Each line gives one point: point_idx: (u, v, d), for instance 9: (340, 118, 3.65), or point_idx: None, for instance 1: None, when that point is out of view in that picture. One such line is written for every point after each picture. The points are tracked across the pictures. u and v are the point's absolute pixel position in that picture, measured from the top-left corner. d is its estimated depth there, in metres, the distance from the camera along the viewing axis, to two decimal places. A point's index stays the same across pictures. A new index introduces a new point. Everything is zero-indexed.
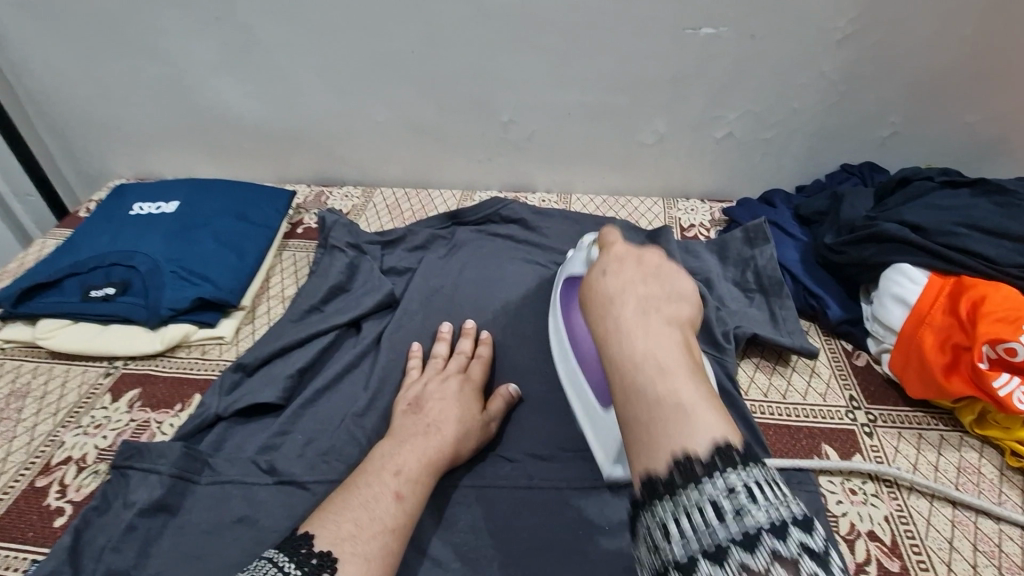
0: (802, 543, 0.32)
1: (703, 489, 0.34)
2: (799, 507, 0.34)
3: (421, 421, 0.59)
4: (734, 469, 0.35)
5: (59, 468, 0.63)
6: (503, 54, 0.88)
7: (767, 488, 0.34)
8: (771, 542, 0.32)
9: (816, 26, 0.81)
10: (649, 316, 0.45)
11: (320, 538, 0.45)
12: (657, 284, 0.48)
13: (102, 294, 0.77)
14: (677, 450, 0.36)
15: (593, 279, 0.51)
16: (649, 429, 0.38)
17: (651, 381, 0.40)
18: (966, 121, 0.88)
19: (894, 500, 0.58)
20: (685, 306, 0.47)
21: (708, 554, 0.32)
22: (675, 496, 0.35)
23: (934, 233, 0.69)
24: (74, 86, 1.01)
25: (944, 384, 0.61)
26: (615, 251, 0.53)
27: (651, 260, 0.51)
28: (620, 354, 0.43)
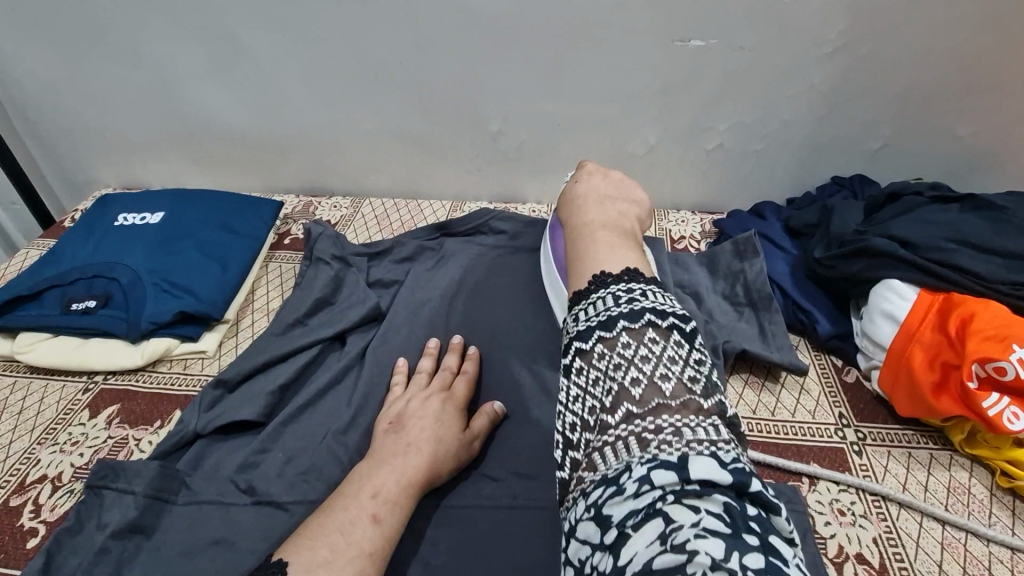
0: (672, 322, 0.44)
1: (609, 290, 0.48)
2: (678, 307, 0.47)
3: (402, 441, 0.58)
4: (636, 281, 0.48)
5: (34, 487, 0.61)
6: (492, 64, 0.88)
7: (657, 292, 0.47)
8: (650, 317, 0.44)
9: (805, 38, 0.81)
10: (604, 207, 0.63)
11: (294, 565, 0.44)
12: (617, 191, 0.66)
13: (82, 307, 0.76)
14: (597, 272, 0.52)
15: (569, 189, 0.68)
16: (585, 264, 0.54)
17: (596, 236, 0.58)
18: (957, 134, 0.88)
19: (883, 521, 0.57)
20: (637, 207, 0.66)
21: (603, 324, 0.45)
22: (591, 296, 0.48)
23: (923, 249, 0.69)
24: (60, 94, 1.00)
25: (933, 403, 0.61)
26: (588, 168, 0.71)
27: (615, 175, 0.69)
28: (578, 222, 0.62)
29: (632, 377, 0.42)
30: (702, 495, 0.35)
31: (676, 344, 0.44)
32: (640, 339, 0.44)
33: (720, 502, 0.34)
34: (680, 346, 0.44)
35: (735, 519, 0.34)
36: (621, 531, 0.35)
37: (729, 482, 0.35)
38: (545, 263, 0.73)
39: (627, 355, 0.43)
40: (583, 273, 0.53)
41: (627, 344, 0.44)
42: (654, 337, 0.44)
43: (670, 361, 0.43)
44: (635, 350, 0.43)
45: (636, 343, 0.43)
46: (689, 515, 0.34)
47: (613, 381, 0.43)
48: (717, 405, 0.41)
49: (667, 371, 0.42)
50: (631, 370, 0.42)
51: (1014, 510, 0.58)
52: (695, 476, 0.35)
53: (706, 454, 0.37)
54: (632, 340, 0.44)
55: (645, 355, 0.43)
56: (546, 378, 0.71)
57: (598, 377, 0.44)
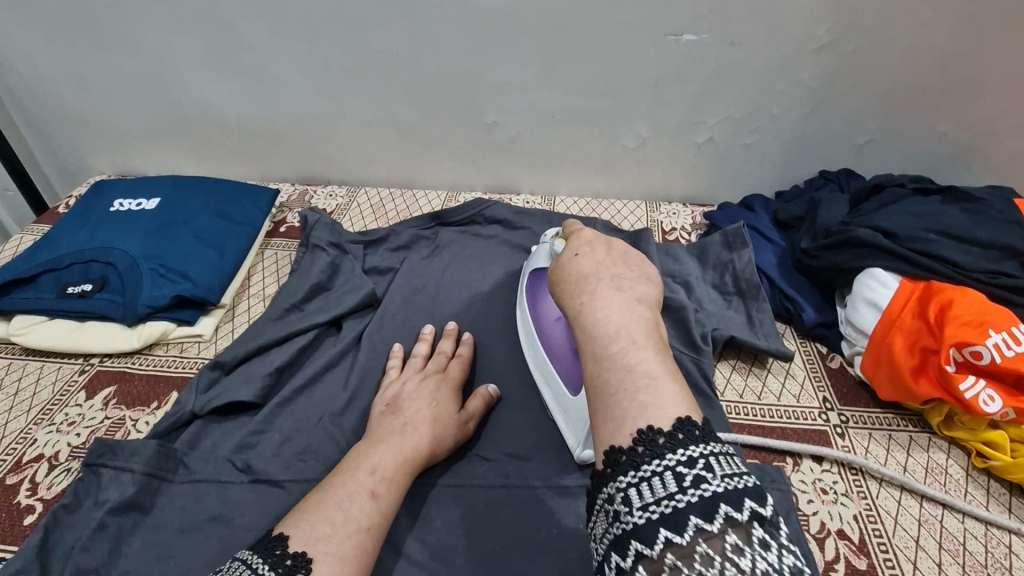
0: (754, 511, 0.33)
1: (665, 459, 0.36)
2: (751, 480, 0.35)
3: (397, 421, 0.60)
4: (694, 442, 0.37)
5: (30, 466, 0.62)
6: (487, 58, 0.89)
7: (723, 461, 0.36)
8: (727, 509, 0.33)
9: (794, 35, 0.83)
10: (622, 293, 0.48)
11: (294, 539, 0.46)
12: (627, 262, 0.52)
13: (78, 291, 0.77)
14: (642, 425, 0.38)
15: (566, 261, 0.54)
16: (604, 391, 0.42)
17: (627, 353, 0.42)
18: (939, 130, 0.90)
19: (863, 500, 0.59)
20: (652, 287, 0.50)
21: (668, 520, 0.34)
22: (637, 464, 0.36)
23: (905, 240, 0.71)
24: (54, 81, 1.00)
25: (913, 387, 0.63)
26: (585, 237, 0.57)
27: (619, 247, 0.54)
28: (597, 327, 0.45)
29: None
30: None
31: (767, 551, 0.32)
32: (722, 549, 0.32)
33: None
34: (772, 554, 0.32)
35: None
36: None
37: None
38: (533, 343, 0.69)
39: (710, 575, 0.31)
40: (622, 423, 0.39)
41: (705, 553, 0.32)
42: (736, 545, 0.32)
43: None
44: (719, 567, 0.31)
45: (718, 551, 0.32)
46: None
47: None
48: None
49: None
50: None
51: (989, 488, 0.60)
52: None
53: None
54: (711, 550, 0.32)
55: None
56: None
57: None
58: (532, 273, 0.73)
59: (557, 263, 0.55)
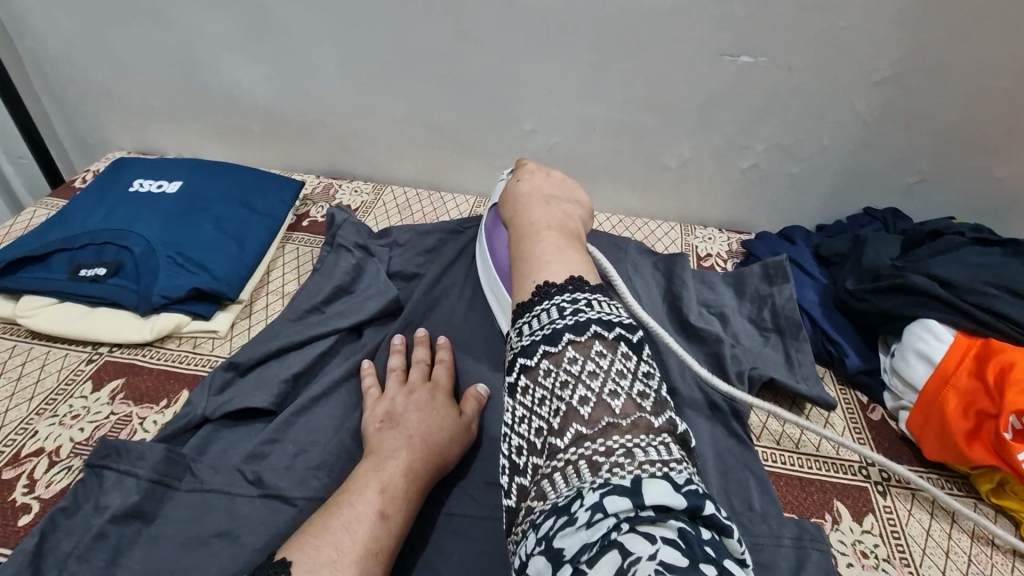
0: (618, 332, 0.42)
1: (554, 301, 0.44)
2: (620, 312, 0.44)
3: (401, 434, 0.56)
4: (580, 290, 0.45)
5: (29, 460, 0.58)
6: (532, 62, 0.86)
7: (601, 301, 0.44)
8: (597, 329, 0.41)
9: (855, 65, 0.79)
10: (548, 204, 0.59)
11: (298, 566, 0.42)
12: (561, 189, 0.63)
13: (92, 275, 0.73)
14: (541, 280, 0.48)
15: (512, 185, 0.65)
16: (528, 266, 0.51)
17: (542, 238, 0.54)
18: (995, 175, 0.86)
19: (906, 568, 0.56)
20: (579, 208, 0.62)
21: (548, 338, 0.42)
22: (534, 308, 0.45)
23: (962, 291, 0.67)
24: (81, 52, 0.97)
25: (965, 450, 0.60)
26: (527, 164, 0.68)
27: (557, 175, 0.65)
28: (524, 225, 0.57)
29: (581, 395, 0.39)
30: (656, 522, 0.32)
31: (623, 357, 0.41)
32: (587, 354, 0.40)
33: (673, 528, 0.32)
34: (626, 359, 0.41)
35: (691, 545, 0.31)
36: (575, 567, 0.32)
37: (688, 515, 0.33)
38: (484, 263, 0.73)
39: (574, 372, 0.40)
40: (526, 283, 0.49)
41: (574, 359, 0.40)
42: (599, 351, 0.41)
43: (617, 378, 0.40)
44: (582, 368, 0.40)
45: (584, 358, 0.40)
46: (646, 544, 0.31)
47: (561, 401, 0.40)
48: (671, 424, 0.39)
49: (615, 386, 0.39)
50: (580, 388, 0.39)
51: None
52: (652, 502, 0.32)
53: (660, 477, 0.34)
54: (578, 354, 0.40)
55: (592, 372, 0.40)
56: None
57: (546, 397, 0.40)
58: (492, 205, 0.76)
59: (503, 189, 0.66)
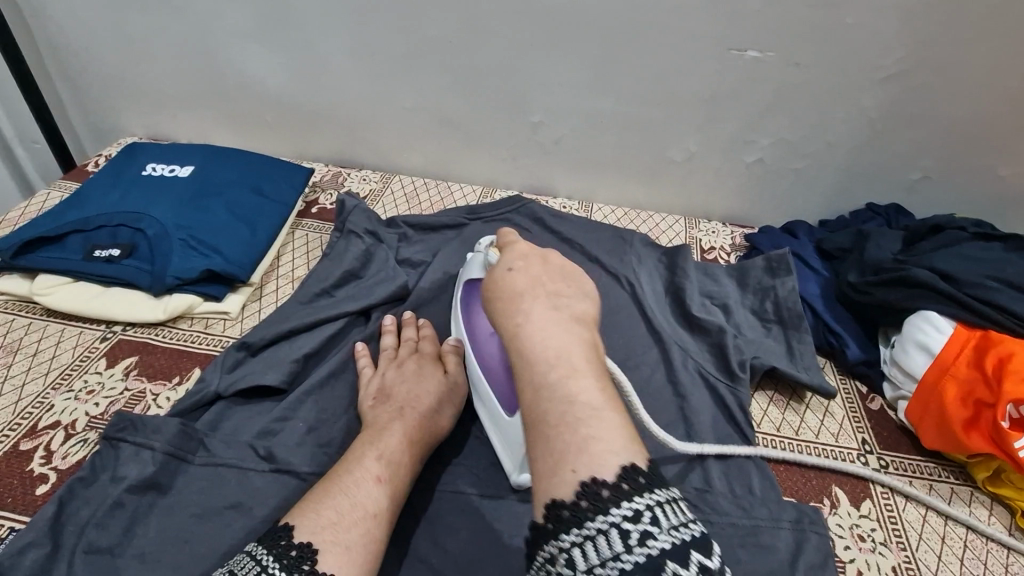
0: (699, 566, 0.33)
1: (610, 518, 0.34)
2: (695, 528, 0.35)
3: (391, 408, 0.58)
4: (638, 493, 0.35)
5: (46, 433, 0.60)
6: (543, 55, 0.87)
7: (669, 511, 0.35)
8: (675, 567, 0.33)
9: (862, 61, 0.80)
10: (559, 314, 0.46)
11: (299, 529, 0.43)
12: (564, 281, 0.50)
13: (106, 255, 0.75)
14: (585, 475, 0.37)
15: (499, 275, 0.52)
16: (561, 443, 0.38)
17: (567, 385, 0.41)
18: (998, 174, 0.87)
19: (902, 551, 0.57)
20: (590, 304, 0.50)
21: None
22: (582, 523, 0.35)
23: (963, 284, 0.68)
24: (97, 38, 0.98)
25: (963, 439, 0.61)
26: (518, 250, 0.54)
27: (555, 261, 0.52)
28: (535, 354, 0.43)
29: None
30: None
31: None
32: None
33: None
34: None
35: None
36: None
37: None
38: (464, 358, 0.66)
39: None
40: (562, 473, 0.37)
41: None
42: None
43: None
44: None
45: None
46: None
47: None
48: None
49: None
50: None
51: None
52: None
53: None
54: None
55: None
56: None
57: None
58: (470, 279, 0.68)
59: (489, 276, 0.52)
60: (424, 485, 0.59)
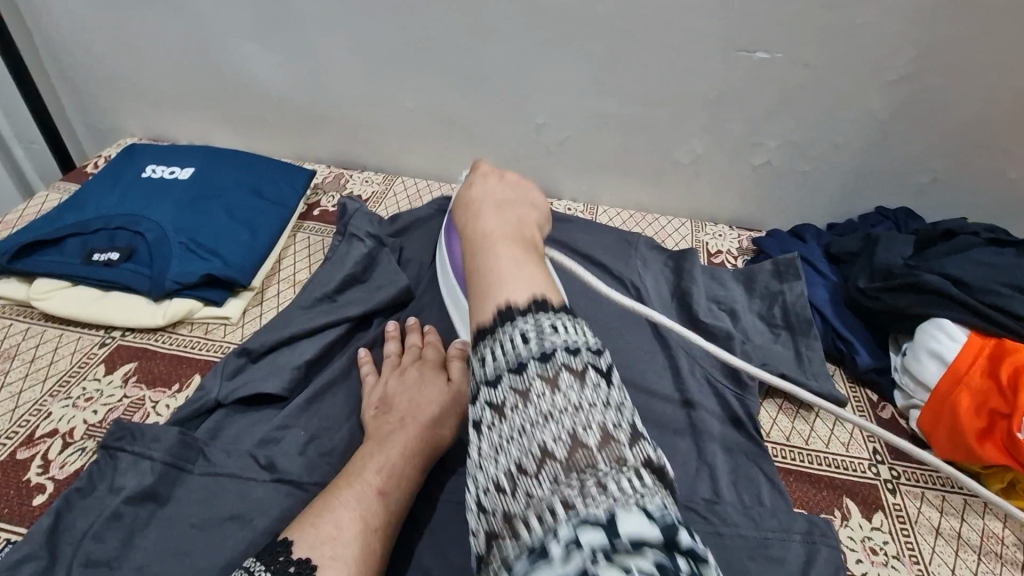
0: (589, 360, 0.37)
1: (517, 325, 0.38)
2: (592, 340, 0.39)
3: (393, 418, 0.57)
4: (545, 308, 0.39)
5: (43, 441, 0.59)
6: (547, 56, 0.86)
7: (569, 322, 0.39)
8: (565, 357, 0.36)
9: (872, 63, 0.79)
10: (504, 210, 0.54)
11: (299, 544, 0.42)
12: (515, 191, 0.59)
13: (104, 259, 0.73)
14: (502, 302, 0.40)
15: (463, 192, 0.60)
16: (486, 287, 0.42)
17: (499, 246, 0.47)
18: (1009, 177, 0.86)
19: (916, 565, 0.56)
20: (535, 210, 0.57)
21: (512, 369, 0.36)
22: (493, 332, 0.39)
23: (976, 291, 0.67)
24: (96, 38, 0.97)
25: (977, 449, 0.60)
26: (482, 169, 0.63)
27: (512, 177, 0.61)
28: (477, 231, 0.51)
29: (552, 433, 0.33)
30: (634, 560, 0.28)
31: (595, 387, 0.36)
32: (556, 386, 0.35)
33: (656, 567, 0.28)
34: (600, 390, 0.36)
35: None
36: None
37: (666, 549, 0.28)
38: (445, 279, 0.69)
39: (543, 407, 0.34)
40: (485, 302, 0.41)
41: (540, 390, 0.35)
42: (570, 381, 0.35)
43: (590, 409, 0.34)
44: (551, 400, 0.34)
45: (552, 390, 0.35)
46: None
47: (529, 441, 0.33)
48: (651, 459, 0.33)
49: (589, 419, 0.34)
50: (550, 424, 0.34)
51: None
52: (625, 535, 0.28)
53: (641, 516, 0.29)
54: (544, 385, 0.35)
55: (561, 404, 0.34)
56: None
57: (511, 437, 0.34)
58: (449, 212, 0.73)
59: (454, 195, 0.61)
60: (427, 494, 0.58)
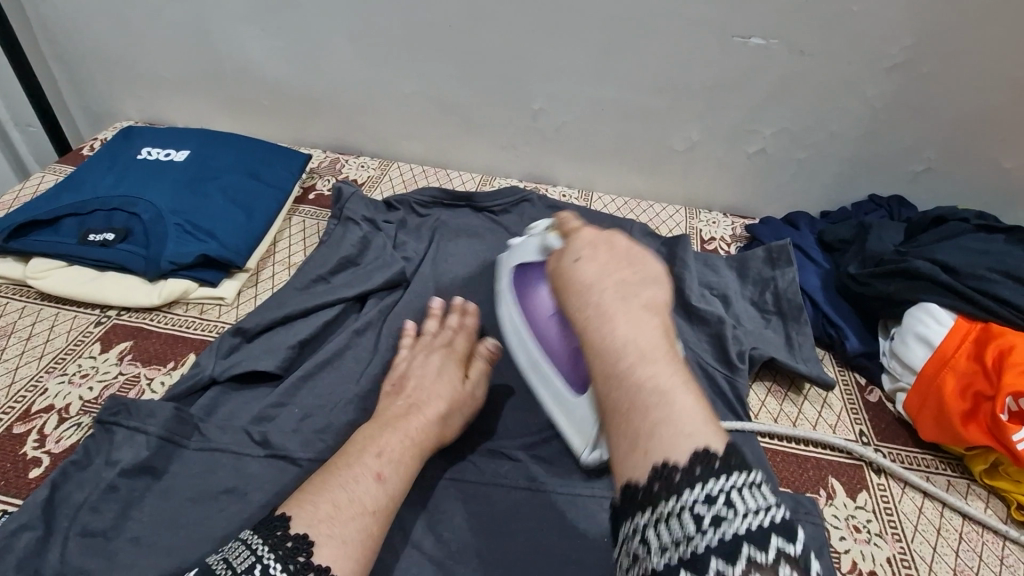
0: (777, 549, 0.33)
1: (683, 499, 0.36)
2: (775, 512, 0.35)
3: (403, 403, 0.58)
4: (714, 477, 0.36)
5: (40, 416, 0.59)
6: (544, 40, 0.85)
7: (745, 494, 0.36)
8: (749, 551, 0.33)
9: (868, 50, 0.79)
10: (629, 305, 0.47)
11: (296, 520, 0.43)
12: (632, 271, 0.51)
13: (100, 239, 0.74)
14: (658, 458, 0.38)
15: (568, 265, 0.53)
16: (635, 430, 0.40)
17: (634, 363, 0.43)
18: (1001, 166, 0.87)
19: (898, 543, 0.57)
20: (658, 292, 0.50)
21: (689, 563, 0.34)
22: (658, 507, 0.37)
23: (965, 277, 0.68)
24: (92, 20, 0.97)
25: (960, 431, 0.61)
26: (584, 236, 0.55)
27: (621, 244, 0.54)
28: (609, 344, 0.45)
29: None
30: None
31: None
32: None
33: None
34: None
35: None
36: None
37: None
38: (522, 342, 0.65)
39: None
40: (637, 456, 0.39)
41: None
42: None
43: None
44: None
45: None
46: None
47: None
48: None
49: None
50: None
51: None
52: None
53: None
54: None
55: None
56: None
57: None
58: (519, 265, 0.67)
59: (558, 268, 0.54)
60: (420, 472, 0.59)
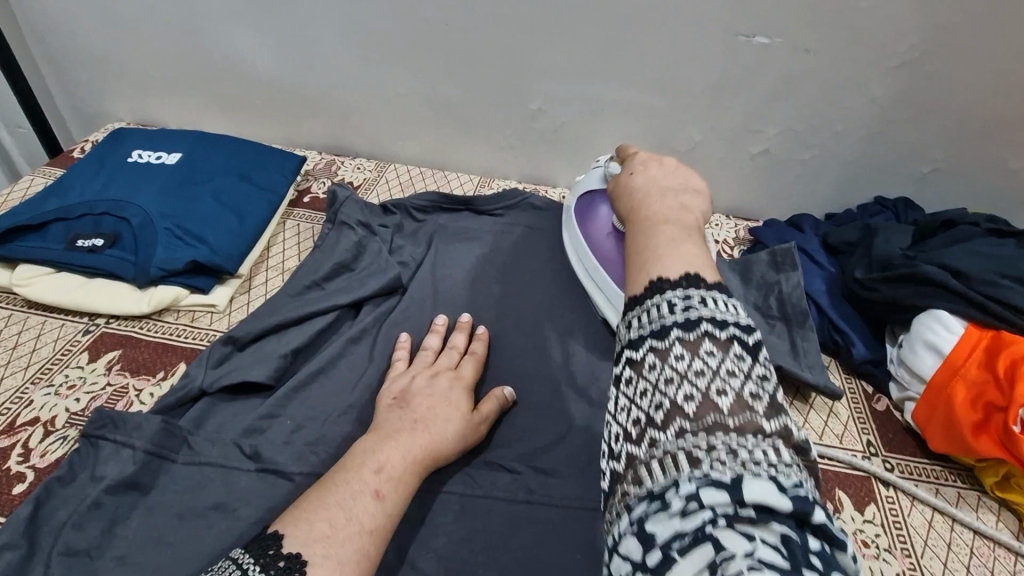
0: (734, 335, 0.37)
1: (665, 295, 0.40)
2: (741, 316, 0.39)
3: (407, 417, 0.55)
4: (695, 286, 0.40)
5: (25, 429, 0.58)
6: (542, 38, 0.83)
7: (719, 301, 0.39)
8: (707, 328, 0.37)
9: (876, 47, 0.77)
10: (668, 197, 0.52)
11: (290, 538, 0.41)
12: (679, 178, 0.55)
13: (89, 245, 0.72)
14: (653, 275, 0.42)
15: (625, 174, 0.58)
16: (644, 260, 0.44)
17: (656, 226, 0.48)
18: (1011, 167, 0.85)
19: (907, 558, 0.56)
20: (699, 198, 0.53)
21: (656, 333, 0.38)
22: (642, 302, 0.40)
23: (975, 282, 0.66)
24: (82, 19, 0.95)
25: (971, 442, 0.59)
26: (638, 158, 0.60)
27: (670, 163, 0.57)
28: (641, 216, 0.50)
29: (687, 391, 0.35)
30: (758, 523, 0.29)
31: (736, 358, 0.37)
32: (695, 351, 0.37)
33: (778, 533, 0.29)
34: (740, 361, 0.37)
35: (794, 551, 0.29)
36: (665, 553, 0.29)
37: (788, 500, 0.30)
38: (580, 254, 0.75)
39: (679, 368, 0.36)
40: (638, 275, 0.43)
41: (681, 355, 0.37)
42: (709, 349, 0.37)
43: (728, 375, 0.36)
44: (689, 364, 0.36)
45: (691, 354, 0.37)
46: (743, 543, 0.29)
47: (664, 397, 0.36)
48: (784, 429, 0.35)
49: (725, 384, 0.35)
50: (685, 384, 0.36)
51: None
52: (751, 502, 0.30)
53: (767, 480, 0.31)
54: (685, 350, 0.37)
55: (700, 369, 0.36)
56: (566, 371, 0.68)
57: (648, 390, 0.37)
58: (585, 194, 0.76)
59: (614, 180, 0.60)
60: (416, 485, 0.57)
